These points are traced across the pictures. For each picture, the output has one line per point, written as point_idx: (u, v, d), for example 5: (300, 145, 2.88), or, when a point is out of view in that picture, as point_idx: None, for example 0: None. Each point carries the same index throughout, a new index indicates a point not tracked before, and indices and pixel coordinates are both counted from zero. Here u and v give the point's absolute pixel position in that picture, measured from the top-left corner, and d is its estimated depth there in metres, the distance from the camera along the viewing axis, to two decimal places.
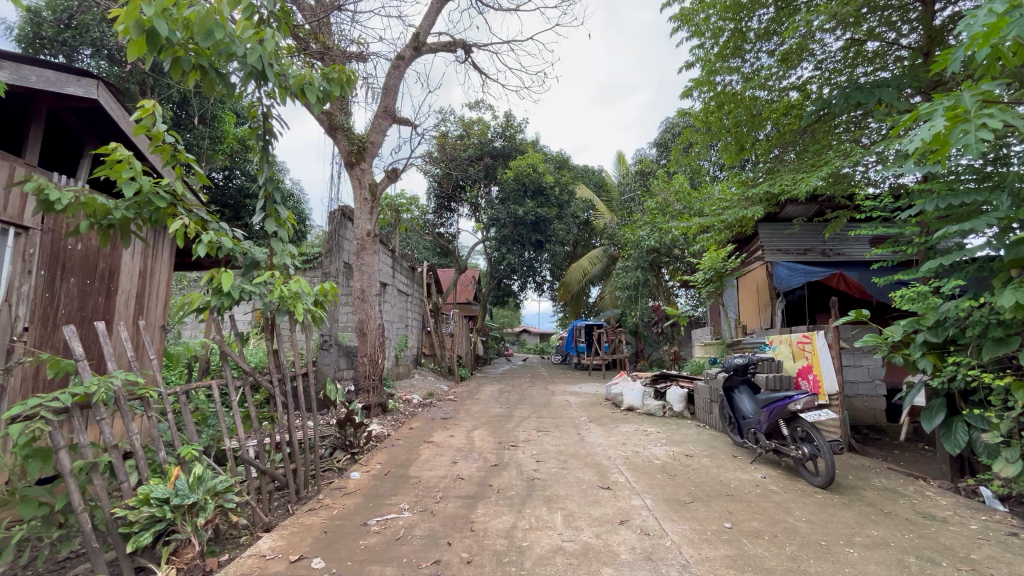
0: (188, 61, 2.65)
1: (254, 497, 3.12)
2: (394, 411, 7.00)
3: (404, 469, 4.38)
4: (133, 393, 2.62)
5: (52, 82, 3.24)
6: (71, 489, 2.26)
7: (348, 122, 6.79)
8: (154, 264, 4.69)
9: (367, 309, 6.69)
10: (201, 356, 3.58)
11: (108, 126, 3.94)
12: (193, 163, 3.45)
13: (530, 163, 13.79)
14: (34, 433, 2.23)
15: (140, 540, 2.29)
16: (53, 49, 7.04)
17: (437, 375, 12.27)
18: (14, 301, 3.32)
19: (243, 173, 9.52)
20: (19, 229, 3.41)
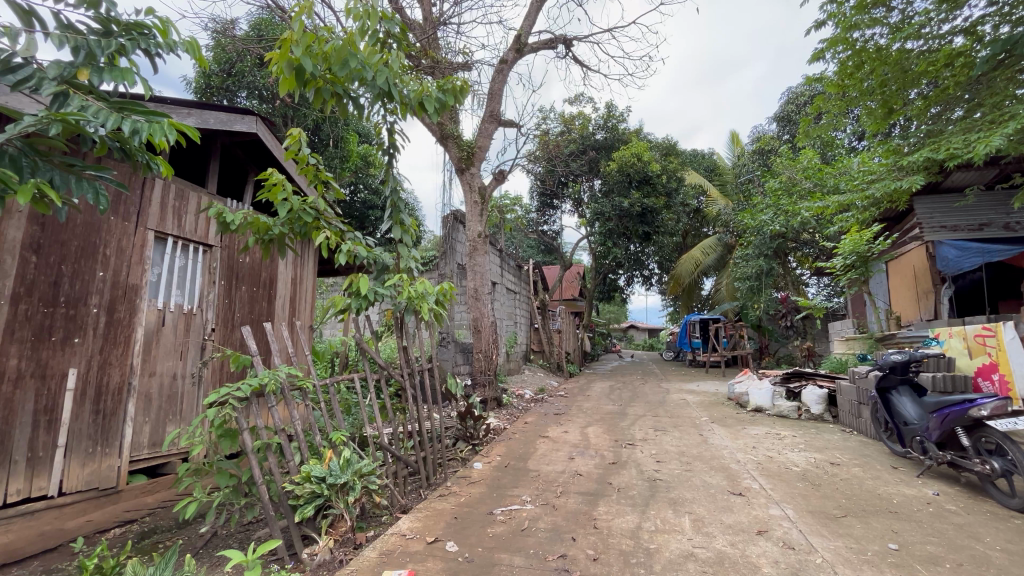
0: (327, 89, 2.97)
1: (392, 480, 3.42)
2: (508, 406, 7.22)
3: (522, 462, 4.50)
4: (294, 384, 3.02)
5: (224, 122, 3.86)
6: (252, 465, 2.67)
7: (457, 130, 7.13)
8: (303, 272, 5.36)
9: (481, 307, 6.97)
10: (342, 352, 4.03)
11: (265, 154, 4.58)
12: (330, 181, 3.86)
13: (634, 152, 13.29)
14: (225, 417, 2.67)
15: (305, 512, 2.64)
16: (219, 95, 8.45)
17: (547, 372, 12.40)
18: (203, 307, 4.04)
19: (366, 187, 10.50)
20: (205, 247, 4.13)
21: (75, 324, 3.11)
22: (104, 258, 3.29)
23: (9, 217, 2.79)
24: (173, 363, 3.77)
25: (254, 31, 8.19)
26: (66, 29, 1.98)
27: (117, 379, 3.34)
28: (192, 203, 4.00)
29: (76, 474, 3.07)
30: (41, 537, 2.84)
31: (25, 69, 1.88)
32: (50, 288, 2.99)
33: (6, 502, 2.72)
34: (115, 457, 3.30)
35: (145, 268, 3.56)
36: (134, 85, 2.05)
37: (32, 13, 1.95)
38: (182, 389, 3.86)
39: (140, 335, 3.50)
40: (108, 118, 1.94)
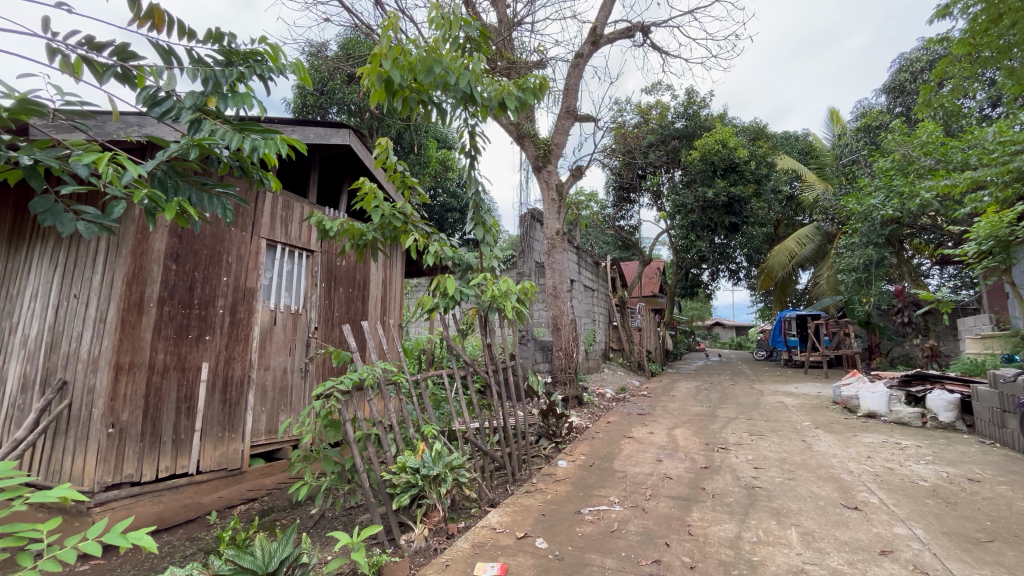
0: (413, 98, 3.11)
1: (480, 475, 3.51)
2: (589, 404, 7.13)
3: (608, 462, 4.41)
4: (389, 379, 3.19)
5: (322, 136, 4.17)
6: (354, 453, 2.87)
7: (534, 128, 7.16)
8: (392, 273, 5.64)
9: (560, 305, 6.93)
10: (427, 349, 4.18)
11: (357, 164, 4.90)
12: (416, 186, 4.02)
13: (718, 139, 12.50)
14: (330, 408, 2.89)
15: (402, 500, 2.79)
16: (314, 113, 9.17)
17: (628, 370, 12.08)
18: (307, 308, 4.41)
19: (445, 191, 10.89)
20: (307, 252, 4.50)
21: (206, 323, 3.54)
22: (227, 264, 3.71)
23: (156, 230, 3.23)
24: (284, 359, 4.15)
25: (342, 51, 8.79)
26: (197, 63, 2.26)
27: (240, 372, 3.75)
28: (296, 213, 4.38)
29: (209, 456, 3.49)
30: (184, 508, 3.26)
31: (167, 101, 2.15)
32: (186, 292, 3.42)
33: (158, 477, 3.18)
34: (239, 441, 3.71)
35: (260, 272, 3.97)
36: (252, 108, 2.29)
37: (171, 52, 2.25)
38: (292, 382, 4.24)
39: (257, 332, 3.90)
40: (234, 139, 2.18)
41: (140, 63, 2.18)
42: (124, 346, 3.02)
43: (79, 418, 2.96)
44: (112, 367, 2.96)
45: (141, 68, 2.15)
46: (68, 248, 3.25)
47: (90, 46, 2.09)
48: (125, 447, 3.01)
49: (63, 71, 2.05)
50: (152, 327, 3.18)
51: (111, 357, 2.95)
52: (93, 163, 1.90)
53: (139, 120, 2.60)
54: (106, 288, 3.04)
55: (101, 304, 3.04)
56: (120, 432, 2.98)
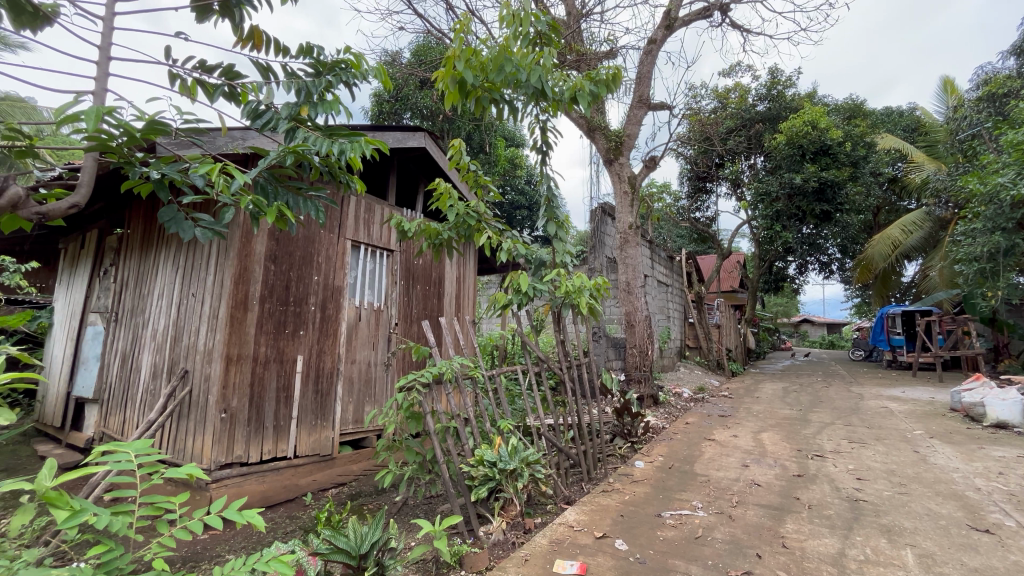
0: (485, 97, 3.11)
1: (555, 471, 3.50)
2: (665, 404, 6.85)
3: (688, 465, 4.22)
4: (466, 373, 3.26)
5: (401, 139, 4.34)
6: (435, 445, 2.96)
7: (605, 120, 6.99)
8: (466, 270, 5.73)
9: (634, 301, 6.72)
10: (500, 344, 4.21)
11: (432, 166, 5.05)
12: (489, 185, 4.05)
13: (807, 119, 11.49)
14: (412, 400, 3.00)
15: (480, 492, 2.84)
16: (389, 119, 9.59)
17: (706, 370, 11.48)
18: (387, 305, 4.63)
19: (514, 188, 10.95)
20: (388, 252, 4.70)
21: (301, 319, 3.83)
22: (318, 264, 3.98)
23: (258, 234, 3.53)
24: (368, 353, 4.39)
25: (415, 58, 9.11)
26: (291, 77, 2.44)
27: (330, 364, 4.02)
28: (377, 215, 4.59)
29: (305, 441, 3.78)
30: (284, 489, 3.56)
31: (266, 114, 2.34)
32: (283, 290, 3.72)
33: (262, 459, 3.50)
34: (330, 429, 3.97)
35: (346, 272, 4.22)
36: (340, 114, 2.43)
37: (269, 69, 2.44)
38: (376, 375, 4.47)
39: (344, 327, 4.16)
40: (325, 145, 2.32)
41: (243, 80, 2.39)
42: (232, 340, 3.35)
43: (197, 403, 3.32)
44: (224, 358, 3.29)
45: (244, 85, 2.35)
46: (186, 252, 3.65)
47: (202, 69, 2.32)
48: (235, 431, 3.34)
49: (182, 94, 2.30)
50: (255, 322, 3.50)
51: (222, 349, 3.29)
52: (207, 174, 2.11)
53: (242, 132, 2.85)
54: (218, 287, 3.39)
55: (214, 302, 3.38)
56: (230, 417, 3.31)
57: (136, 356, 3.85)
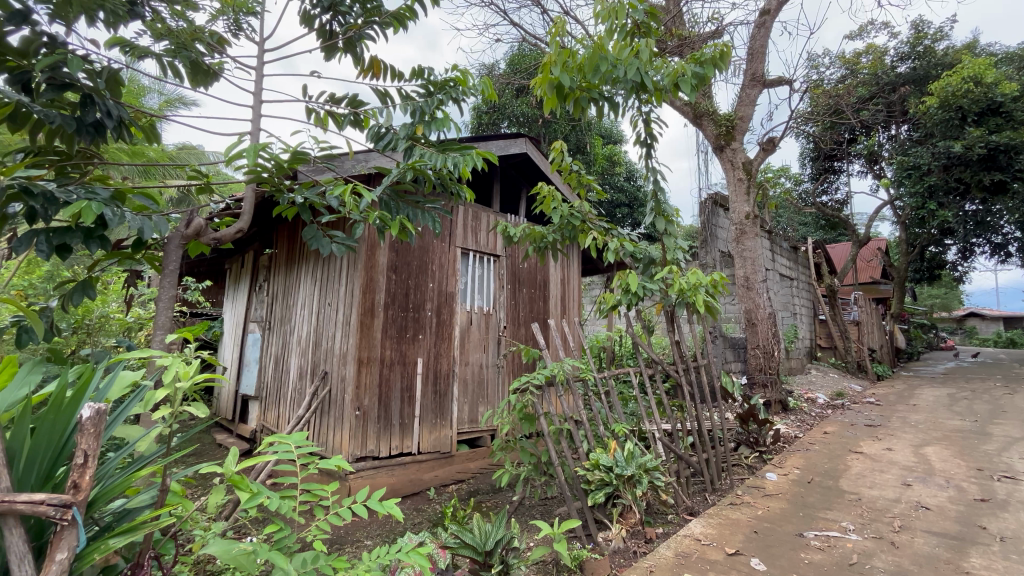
0: (585, 98, 3.01)
1: (676, 480, 3.31)
2: (796, 411, 6.14)
3: (832, 480, 3.74)
4: (577, 375, 3.23)
5: (503, 147, 4.44)
6: (550, 447, 2.96)
7: (713, 104, 6.51)
8: (570, 272, 5.65)
9: (755, 298, 6.15)
10: (607, 346, 4.09)
11: (534, 170, 5.10)
12: (592, 184, 3.96)
13: (968, 75, 9.65)
14: (526, 401, 3.05)
15: (597, 497, 2.78)
16: (488, 130, 9.89)
17: (843, 373, 10.12)
18: (496, 309, 4.74)
19: (613, 186, 10.66)
20: (494, 257, 4.84)
21: (420, 324, 4.10)
22: (433, 272, 4.23)
23: (381, 247, 3.85)
24: (480, 355, 4.55)
25: (511, 67, 9.32)
26: (405, 99, 2.62)
27: (446, 366, 4.24)
28: (484, 223, 4.74)
29: (427, 438, 4.02)
30: (410, 482, 3.81)
31: (387, 136, 2.53)
32: (404, 298, 4.01)
33: (391, 453, 3.79)
34: (449, 428, 4.18)
35: (457, 278, 4.43)
36: (450, 130, 2.56)
37: (387, 94, 2.65)
38: (488, 376, 4.61)
39: (458, 331, 4.36)
40: (439, 161, 2.47)
41: (366, 107, 2.63)
42: (363, 344, 3.68)
43: (336, 401, 3.71)
44: (357, 361, 3.63)
45: (366, 111, 2.57)
46: (322, 267, 4.11)
47: (331, 102, 2.59)
48: (368, 427, 3.66)
49: (317, 125, 2.58)
50: (381, 328, 3.82)
51: (355, 352, 3.63)
52: (341, 196, 2.34)
53: (365, 155, 3.12)
54: (350, 297, 3.76)
55: (347, 310, 3.76)
56: (363, 414, 3.64)
57: (286, 359, 4.42)
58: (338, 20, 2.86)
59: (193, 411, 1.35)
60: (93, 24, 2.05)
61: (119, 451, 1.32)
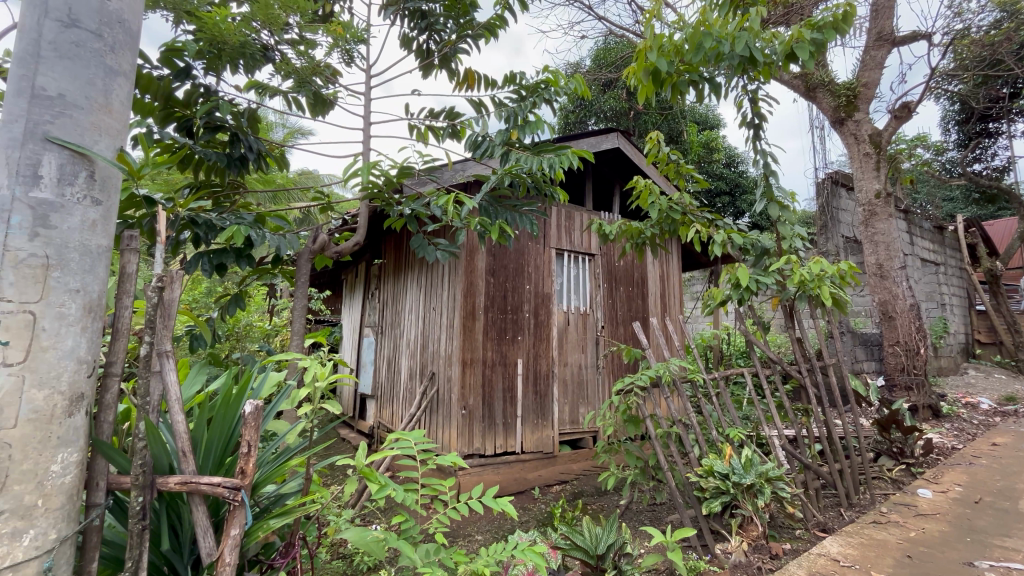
0: (685, 82, 2.80)
1: (803, 492, 2.99)
2: (952, 418, 5.25)
3: (1008, 502, 3.14)
4: (684, 376, 3.05)
5: (594, 144, 4.36)
6: (658, 450, 2.84)
7: (829, 74, 5.82)
8: (669, 268, 5.38)
9: (891, 288, 5.38)
10: (715, 346, 3.82)
11: (627, 165, 4.94)
12: (692, 173, 3.72)
13: None
14: (630, 403, 2.95)
15: (712, 506, 2.60)
16: (575, 129, 9.80)
17: (1014, 374, 8.47)
18: (593, 308, 4.66)
19: (711, 174, 9.99)
20: (589, 256, 4.76)
21: (518, 326, 4.17)
22: (529, 274, 4.29)
23: (478, 252, 3.99)
24: (578, 356, 4.51)
25: (596, 63, 9.16)
26: (499, 106, 2.69)
27: (545, 367, 4.26)
28: (577, 222, 4.70)
29: (529, 438, 4.08)
30: (515, 481, 3.87)
31: (483, 143, 2.60)
32: (502, 300, 4.10)
33: (495, 452, 3.90)
34: (551, 428, 4.20)
35: (553, 279, 4.44)
36: (544, 132, 2.57)
37: (481, 103, 2.73)
38: (588, 377, 4.55)
39: (555, 332, 4.37)
40: (535, 163, 2.50)
41: (462, 118, 2.73)
42: (466, 346, 3.84)
43: (443, 400, 3.90)
44: (461, 362, 3.80)
45: (463, 122, 2.68)
46: (426, 273, 4.36)
47: (432, 116, 2.73)
48: (473, 425, 3.80)
49: (419, 140, 2.74)
50: (482, 330, 3.95)
51: (459, 354, 3.80)
52: (444, 205, 2.44)
53: (462, 164, 3.24)
54: (453, 301, 3.95)
55: (450, 313, 3.95)
56: (469, 413, 3.79)
57: (397, 361, 4.75)
58: (433, 39, 3.00)
59: (330, 408, 1.49)
60: (236, 71, 2.37)
61: (272, 443, 1.50)
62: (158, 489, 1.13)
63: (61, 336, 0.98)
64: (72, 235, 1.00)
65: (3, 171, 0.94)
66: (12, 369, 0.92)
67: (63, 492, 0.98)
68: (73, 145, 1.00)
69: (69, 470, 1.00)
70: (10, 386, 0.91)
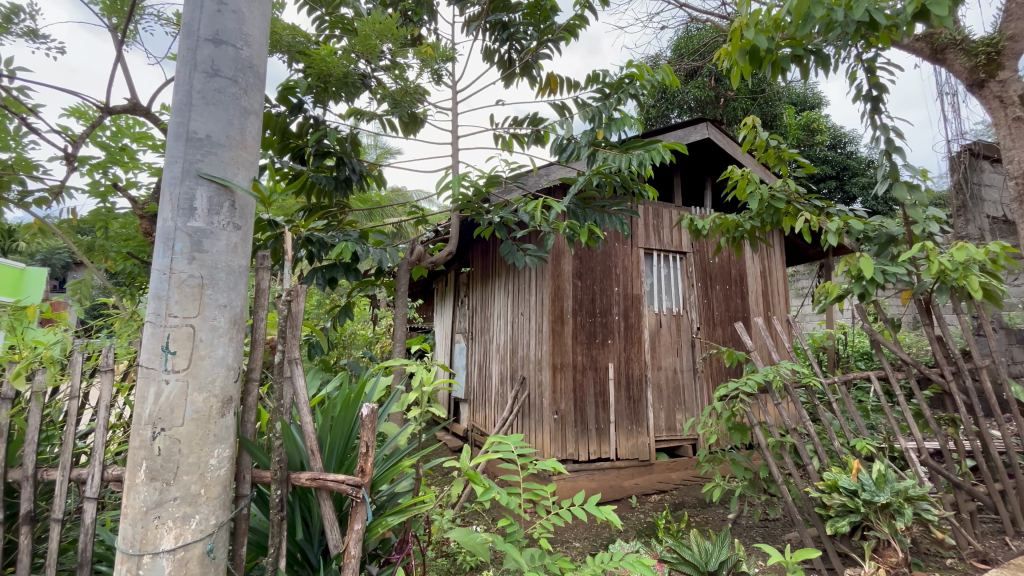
0: (787, 58, 2.55)
1: (956, 515, 2.57)
2: None
3: None
4: (797, 380, 2.77)
5: (683, 136, 4.15)
6: (770, 461, 2.61)
7: (962, 29, 5.01)
8: (772, 262, 4.95)
9: None
10: (830, 347, 3.43)
11: (719, 156, 4.65)
12: (797, 157, 3.39)
13: None
14: (734, 409, 2.75)
15: (838, 526, 2.31)
16: (657, 123, 9.43)
17: None
18: (687, 309, 4.42)
19: (814, 158, 9.08)
20: (681, 254, 4.53)
21: (608, 329, 4.07)
22: (617, 276, 4.18)
23: (564, 256, 3.97)
24: (673, 359, 4.30)
25: (676, 53, 8.78)
26: (583, 107, 2.66)
27: (638, 371, 4.12)
28: (666, 219, 4.50)
29: (624, 445, 3.96)
30: (612, 489, 3.77)
31: (568, 145, 2.59)
32: (590, 303, 4.04)
33: (589, 458, 3.84)
34: (646, 435, 4.04)
35: (642, 280, 4.29)
36: (631, 128, 2.50)
37: (565, 106, 2.73)
38: (684, 381, 4.32)
39: (647, 335, 4.21)
40: (624, 161, 2.43)
41: (546, 122, 2.74)
42: (556, 351, 3.84)
43: (535, 405, 3.93)
44: (551, 367, 3.80)
45: (546, 126, 2.68)
46: (514, 279, 4.42)
47: (516, 124, 2.77)
48: (566, 431, 3.78)
49: (505, 148, 2.79)
50: (572, 334, 3.91)
51: (549, 358, 3.81)
52: (532, 210, 2.46)
53: (547, 168, 3.24)
54: (541, 305, 3.97)
55: (539, 318, 3.97)
56: (561, 418, 3.78)
57: (488, 366, 4.86)
58: (514, 48, 3.05)
59: (436, 410, 1.56)
60: (339, 101, 2.58)
61: (384, 443, 1.60)
62: (293, 483, 1.24)
63: (213, 346, 1.12)
64: (220, 258, 1.14)
65: (168, 206, 1.10)
66: (179, 375, 1.07)
67: (219, 483, 1.12)
68: (218, 178, 1.14)
69: (224, 464, 1.13)
70: (178, 390, 1.07)
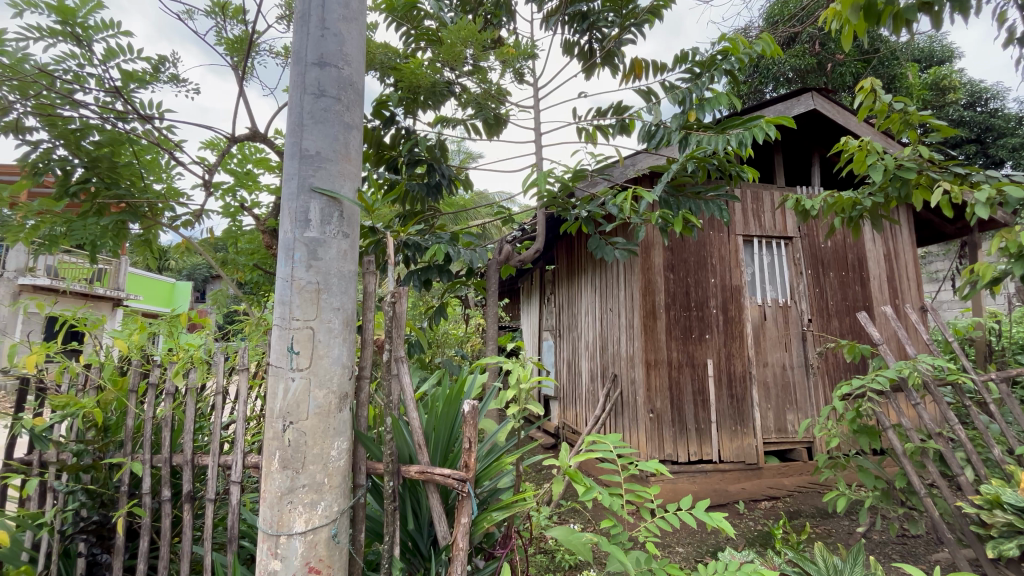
0: (913, 5, 2.17)
1: None
2: None
3: None
4: (940, 377, 2.39)
5: (785, 110, 3.78)
6: (908, 469, 2.28)
7: None
8: (897, 243, 4.35)
9: None
10: (982, 338, 2.92)
11: (829, 128, 4.17)
12: (929, 120, 2.94)
13: None
14: (860, 409, 2.45)
15: (1004, 548, 1.95)
16: (750, 100, 8.75)
17: None
18: (795, 299, 4.03)
19: (947, 119, 7.85)
20: (786, 240, 4.14)
21: (705, 323, 3.84)
22: (713, 266, 3.92)
23: (654, 248, 3.81)
24: (781, 355, 3.94)
25: (770, 21, 8.09)
26: (671, 89, 2.52)
27: (741, 368, 3.84)
28: (767, 202, 4.13)
29: (728, 446, 3.70)
30: (715, 492, 3.54)
31: (657, 131, 2.48)
32: (685, 296, 3.84)
33: (689, 459, 3.64)
34: (753, 437, 3.75)
35: (742, 269, 3.98)
36: (726, 106, 2.32)
37: (651, 91, 2.60)
38: (795, 379, 3.94)
39: (750, 328, 3.90)
40: (721, 142, 2.26)
41: (631, 110, 2.64)
42: (649, 347, 3.69)
43: (629, 402, 3.81)
44: (644, 363, 3.66)
45: (632, 114, 2.59)
46: (601, 274, 4.33)
47: (600, 115, 2.70)
48: (663, 430, 3.62)
49: (589, 140, 2.73)
50: (665, 329, 3.74)
51: (642, 355, 3.67)
52: (621, 202, 2.36)
53: (634, 157, 3.13)
54: (631, 300, 3.84)
55: (630, 313, 3.84)
56: (657, 416, 3.63)
57: (577, 363, 4.82)
58: (596, 37, 2.98)
59: (535, 407, 1.58)
60: (426, 110, 2.69)
61: (484, 439, 1.63)
62: (403, 475, 1.31)
63: (331, 346, 1.21)
64: (332, 264, 1.23)
65: (288, 219, 1.22)
66: (303, 372, 1.17)
67: (339, 473, 1.21)
68: (328, 191, 1.23)
69: (343, 455, 1.22)
70: (302, 387, 1.17)
